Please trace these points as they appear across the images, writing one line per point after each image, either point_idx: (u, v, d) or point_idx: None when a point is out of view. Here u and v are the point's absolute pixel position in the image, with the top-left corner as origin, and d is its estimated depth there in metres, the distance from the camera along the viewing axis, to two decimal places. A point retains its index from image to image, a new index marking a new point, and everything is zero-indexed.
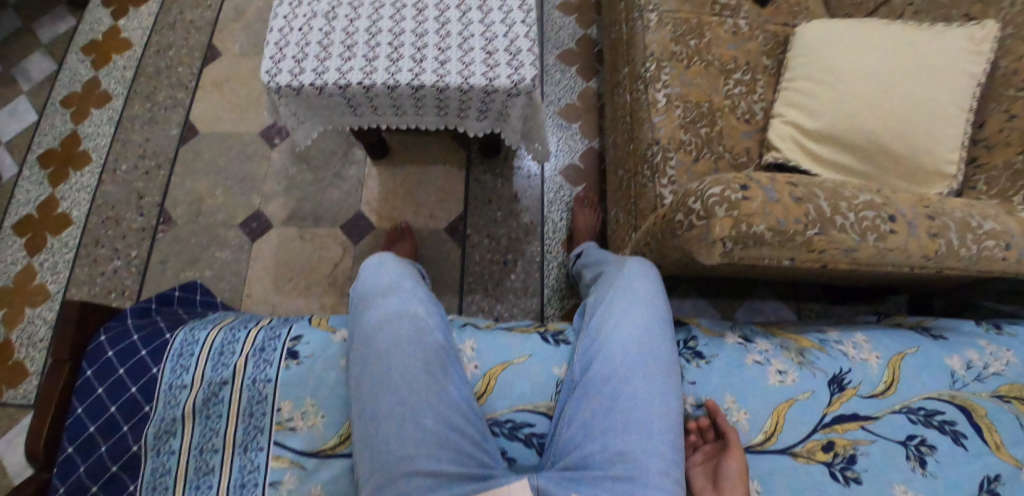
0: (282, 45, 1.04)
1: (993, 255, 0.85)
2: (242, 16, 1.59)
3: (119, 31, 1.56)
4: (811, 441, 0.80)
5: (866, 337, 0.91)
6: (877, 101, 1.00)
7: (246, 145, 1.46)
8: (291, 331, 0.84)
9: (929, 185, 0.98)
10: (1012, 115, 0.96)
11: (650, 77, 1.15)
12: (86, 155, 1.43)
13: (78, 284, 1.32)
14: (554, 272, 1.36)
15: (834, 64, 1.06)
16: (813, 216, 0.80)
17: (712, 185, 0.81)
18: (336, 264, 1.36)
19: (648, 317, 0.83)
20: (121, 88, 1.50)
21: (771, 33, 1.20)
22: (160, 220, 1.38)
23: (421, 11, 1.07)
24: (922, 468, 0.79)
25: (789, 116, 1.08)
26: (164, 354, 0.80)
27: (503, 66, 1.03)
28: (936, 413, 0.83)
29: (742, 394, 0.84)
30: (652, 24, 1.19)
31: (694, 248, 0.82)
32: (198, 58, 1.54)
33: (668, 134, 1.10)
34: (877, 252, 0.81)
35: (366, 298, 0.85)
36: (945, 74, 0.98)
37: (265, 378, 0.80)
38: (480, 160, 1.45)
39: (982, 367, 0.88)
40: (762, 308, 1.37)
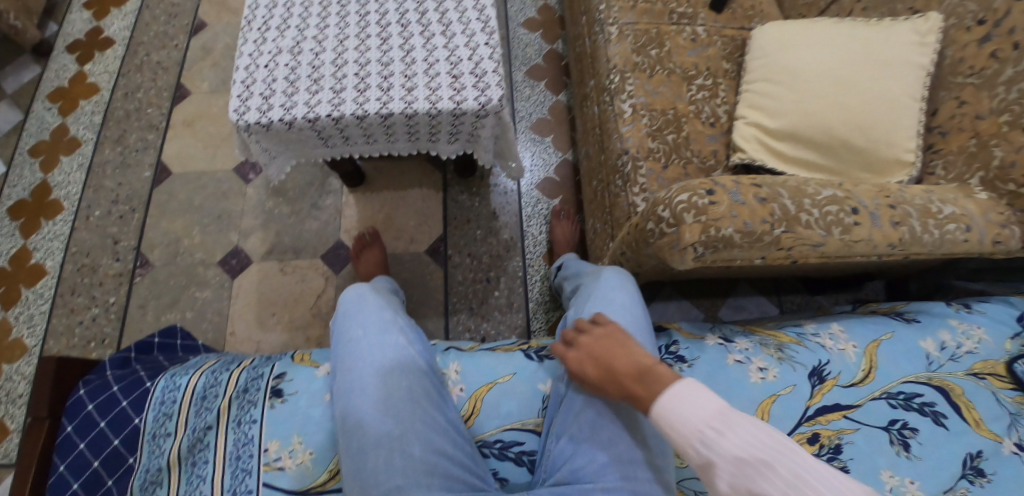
0: (249, 83, 1.05)
1: (955, 237, 0.88)
2: (210, 54, 1.59)
3: (85, 76, 1.56)
4: (797, 435, 0.82)
5: (842, 328, 0.94)
6: (834, 97, 1.03)
7: (221, 182, 1.46)
8: (274, 369, 0.85)
9: (890, 174, 1.01)
10: (962, 101, 0.99)
11: (615, 88, 1.18)
12: (58, 203, 1.42)
13: (56, 335, 1.30)
14: (537, 285, 1.37)
15: (791, 64, 1.09)
16: (778, 216, 0.82)
17: (680, 193, 0.83)
18: (319, 295, 1.36)
19: (629, 325, 0.84)
20: (91, 133, 1.49)
21: (728, 38, 1.24)
22: (137, 264, 1.37)
23: (385, 40, 1.09)
24: (906, 451, 0.81)
25: (751, 117, 1.11)
26: (145, 403, 0.80)
27: (470, 89, 1.04)
28: (915, 396, 0.85)
29: (726, 394, 0.85)
30: (613, 37, 1.22)
31: (667, 255, 0.84)
32: (168, 99, 1.54)
33: (636, 144, 1.12)
34: (844, 245, 0.84)
35: (348, 330, 0.85)
36: (896, 67, 1.02)
37: (250, 420, 0.80)
38: (456, 181, 1.47)
39: (955, 346, 0.91)
40: (745, 305, 1.38)
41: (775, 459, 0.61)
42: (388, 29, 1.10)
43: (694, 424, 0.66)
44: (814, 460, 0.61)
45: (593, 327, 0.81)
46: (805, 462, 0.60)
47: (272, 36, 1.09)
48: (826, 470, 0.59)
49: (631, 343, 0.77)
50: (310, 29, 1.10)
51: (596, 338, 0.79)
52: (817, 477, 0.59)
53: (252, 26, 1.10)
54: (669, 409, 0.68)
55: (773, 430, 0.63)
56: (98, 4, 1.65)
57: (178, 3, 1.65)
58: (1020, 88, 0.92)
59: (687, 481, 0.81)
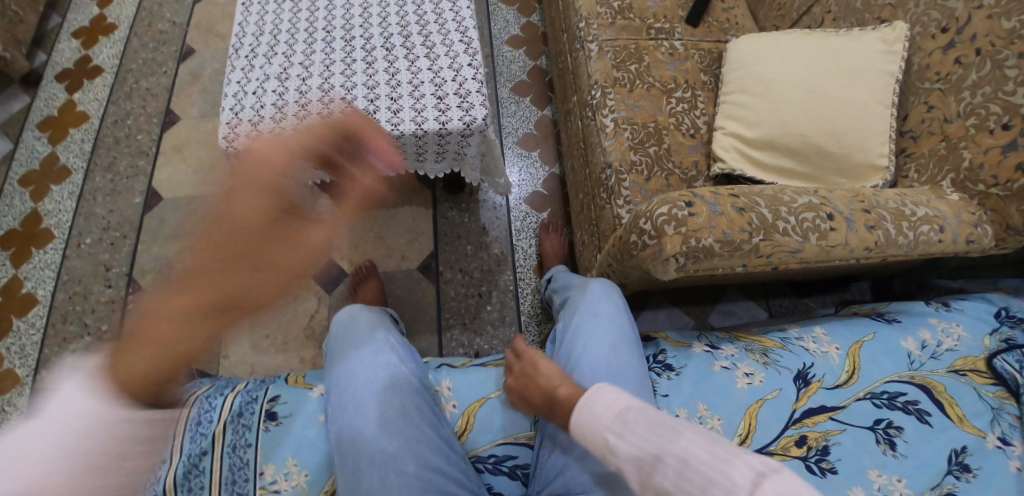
0: (238, 110, 1.07)
1: (930, 238, 0.91)
2: (198, 79, 1.61)
3: (75, 105, 1.57)
4: (785, 438, 0.84)
5: (825, 331, 0.96)
6: (809, 105, 1.07)
7: (212, 206, 1.47)
8: (268, 393, 0.88)
9: (866, 178, 1.05)
10: (931, 106, 1.03)
11: (597, 103, 1.21)
12: (49, 232, 1.42)
13: (49, 365, 1.30)
14: (529, 298, 1.39)
15: (766, 74, 1.12)
16: (756, 225, 0.85)
17: (660, 205, 0.87)
18: (312, 316, 1.37)
19: (615, 336, 0.89)
20: (80, 161, 1.50)
21: (706, 51, 1.27)
22: (130, 290, 1.38)
23: (371, 63, 1.11)
24: (891, 450, 0.83)
25: (730, 128, 1.14)
26: (142, 430, 0.80)
27: (455, 109, 1.07)
28: (898, 395, 0.87)
29: (714, 401, 0.87)
30: (593, 54, 1.25)
31: (650, 266, 0.87)
32: (157, 125, 1.55)
33: (619, 157, 1.15)
34: (821, 250, 0.87)
35: (341, 350, 0.87)
36: (867, 75, 1.05)
37: (245, 444, 0.83)
38: (445, 197, 1.49)
39: (936, 344, 0.93)
40: (734, 310, 1.40)
41: (662, 447, 0.62)
42: (373, 52, 1.12)
43: (596, 433, 0.68)
44: (703, 437, 0.61)
45: (513, 363, 0.86)
46: (691, 442, 0.61)
47: (260, 63, 1.11)
48: (713, 446, 0.60)
49: (537, 370, 0.81)
50: (297, 55, 1.12)
51: (513, 376, 0.84)
52: (703, 454, 0.59)
53: (240, 54, 1.12)
54: (578, 426, 0.70)
55: (662, 423, 0.64)
56: (86, 33, 1.66)
57: (166, 30, 1.67)
58: (985, 92, 0.95)
59: None
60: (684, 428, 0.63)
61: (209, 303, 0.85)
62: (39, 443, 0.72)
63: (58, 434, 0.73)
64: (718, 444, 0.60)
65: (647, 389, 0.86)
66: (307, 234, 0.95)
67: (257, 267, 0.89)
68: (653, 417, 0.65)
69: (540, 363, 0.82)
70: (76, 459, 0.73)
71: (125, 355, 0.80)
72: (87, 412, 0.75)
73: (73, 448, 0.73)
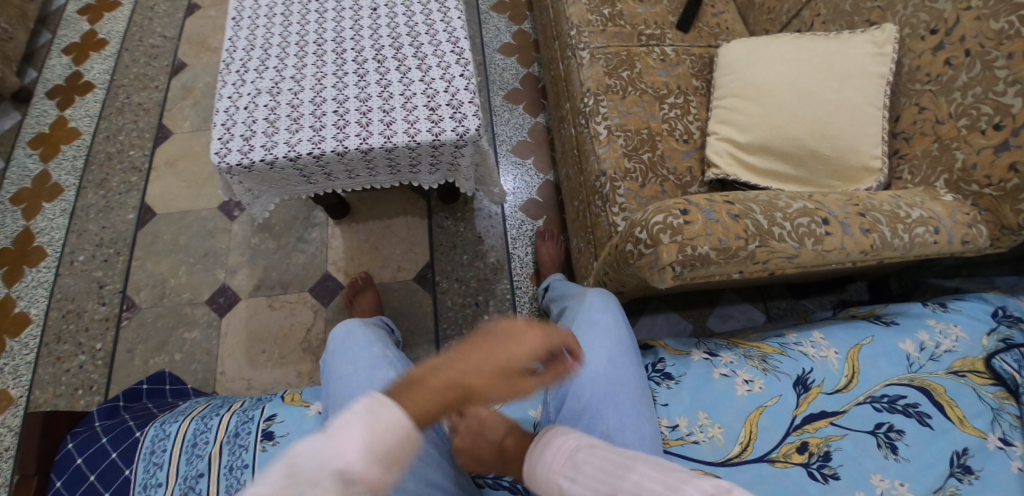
0: (230, 125, 1.06)
1: (925, 240, 0.91)
2: (190, 93, 1.60)
3: (66, 121, 1.56)
4: (786, 445, 0.83)
5: (823, 335, 0.96)
6: (800, 109, 1.07)
7: (205, 221, 1.46)
8: (265, 412, 0.87)
9: (860, 180, 1.05)
10: (922, 107, 1.03)
11: (590, 111, 1.21)
12: (41, 250, 1.41)
13: (43, 385, 1.29)
14: (526, 307, 1.39)
15: (757, 79, 1.12)
16: (752, 231, 0.86)
17: (655, 214, 0.87)
18: (308, 329, 1.36)
19: (613, 347, 0.90)
20: (72, 178, 1.49)
21: (696, 56, 1.27)
22: (124, 307, 1.37)
23: (363, 76, 1.11)
24: (894, 454, 0.82)
25: (723, 133, 1.14)
26: (135, 453, 0.82)
27: (447, 120, 1.07)
28: (899, 398, 0.87)
29: (714, 410, 0.87)
30: (585, 61, 1.25)
31: (647, 275, 0.88)
32: (150, 139, 1.54)
33: (613, 164, 1.15)
34: (817, 255, 0.88)
35: (339, 368, 0.88)
36: (858, 78, 1.05)
37: (241, 465, 0.80)
38: (440, 207, 1.48)
39: (934, 346, 0.93)
40: (733, 314, 1.39)
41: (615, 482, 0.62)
42: (365, 65, 1.12)
43: (552, 478, 0.68)
44: (652, 467, 0.62)
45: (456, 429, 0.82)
46: (642, 473, 0.61)
47: (251, 78, 1.11)
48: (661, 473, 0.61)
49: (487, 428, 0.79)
50: (288, 69, 1.12)
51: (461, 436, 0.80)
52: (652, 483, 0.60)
53: (230, 68, 1.12)
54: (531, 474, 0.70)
55: (612, 459, 0.64)
56: (77, 49, 1.65)
57: (157, 45, 1.66)
58: (975, 93, 0.96)
59: None
60: (633, 459, 0.63)
61: (462, 382, 0.65)
62: (354, 433, 0.59)
63: (379, 432, 0.60)
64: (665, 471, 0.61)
65: (646, 398, 0.86)
66: (519, 352, 0.67)
67: (508, 368, 0.66)
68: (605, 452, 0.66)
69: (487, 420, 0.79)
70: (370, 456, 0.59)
71: (427, 381, 0.65)
72: (403, 422, 0.61)
73: (382, 448, 0.59)
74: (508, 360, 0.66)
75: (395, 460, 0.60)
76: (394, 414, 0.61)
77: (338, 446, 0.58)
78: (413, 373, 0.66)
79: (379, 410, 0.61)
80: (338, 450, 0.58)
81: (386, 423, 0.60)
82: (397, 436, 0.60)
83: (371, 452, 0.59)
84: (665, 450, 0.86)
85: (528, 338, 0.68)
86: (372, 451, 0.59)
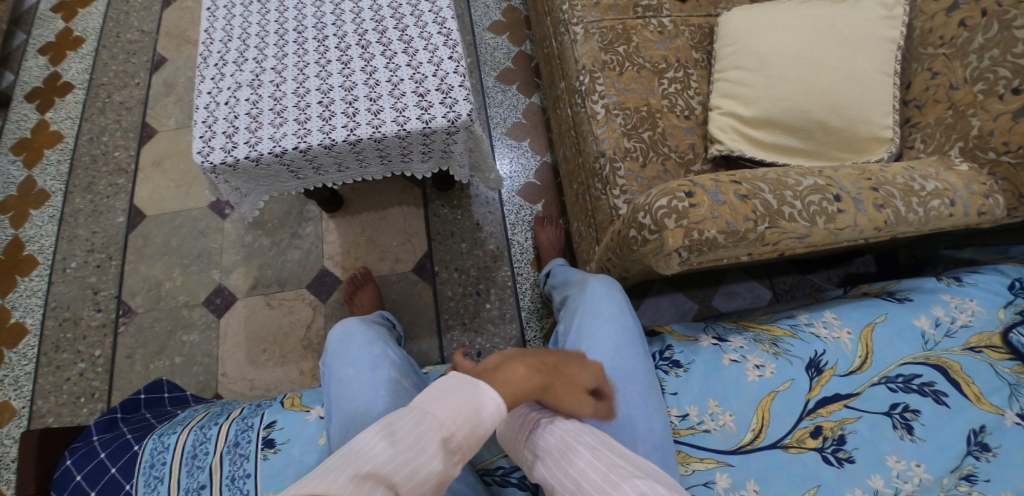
0: (211, 122, 1.02)
1: (941, 213, 0.87)
2: (173, 89, 1.56)
3: (48, 125, 1.51)
4: (799, 430, 0.81)
5: (835, 314, 0.93)
6: (807, 78, 1.02)
7: (197, 220, 1.43)
8: (264, 419, 0.85)
9: (870, 152, 1.01)
10: (935, 72, 0.99)
11: (586, 89, 1.16)
12: (33, 258, 1.38)
13: (44, 394, 1.27)
14: (528, 293, 1.36)
15: (759, 49, 1.07)
16: (761, 212, 0.83)
17: (659, 197, 0.84)
18: (308, 327, 1.34)
19: (618, 336, 0.87)
20: (59, 183, 1.45)
21: (695, 27, 1.21)
22: (120, 313, 1.35)
23: (346, 64, 1.07)
24: (910, 434, 0.80)
25: (726, 108, 1.09)
26: (135, 467, 0.81)
27: (437, 106, 1.03)
28: (914, 378, 0.84)
29: (724, 397, 0.84)
30: (579, 37, 1.19)
31: (652, 261, 0.85)
32: (134, 139, 1.50)
33: (612, 145, 1.11)
34: (829, 234, 0.84)
35: (338, 371, 0.85)
36: (868, 45, 1.00)
37: (244, 474, 0.80)
38: (436, 195, 1.44)
39: (950, 321, 0.90)
40: (738, 291, 1.36)
41: (567, 467, 0.66)
42: (348, 51, 1.08)
43: (516, 449, 0.71)
44: (599, 449, 0.67)
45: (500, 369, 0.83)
46: (592, 459, 0.66)
47: (230, 71, 1.06)
48: (608, 459, 0.66)
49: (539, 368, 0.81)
50: (268, 59, 1.07)
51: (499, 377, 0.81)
52: (595, 474, 0.65)
53: (208, 62, 1.07)
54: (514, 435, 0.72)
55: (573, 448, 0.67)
56: (53, 49, 1.60)
57: (135, 40, 1.61)
58: (993, 55, 0.91)
59: (693, 488, 0.79)
60: (588, 441, 0.68)
61: (546, 371, 0.68)
62: (451, 407, 0.61)
63: (472, 408, 0.61)
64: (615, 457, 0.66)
65: (654, 388, 0.83)
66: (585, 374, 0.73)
67: (578, 381, 0.72)
68: (565, 430, 0.69)
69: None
70: (466, 427, 0.61)
71: (514, 363, 0.66)
72: (498, 400, 0.63)
73: (478, 424, 0.61)
74: (576, 376, 0.72)
75: (484, 436, 0.61)
76: (490, 393, 0.62)
77: (435, 419, 0.60)
78: (497, 353, 0.67)
79: (475, 388, 0.62)
80: (439, 422, 0.60)
81: (481, 398, 0.62)
82: (490, 413, 0.62)
83: (469, 426, 0.61)
84: (675, 439, 0.84)
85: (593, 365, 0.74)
86: (469, 426, 0.61)
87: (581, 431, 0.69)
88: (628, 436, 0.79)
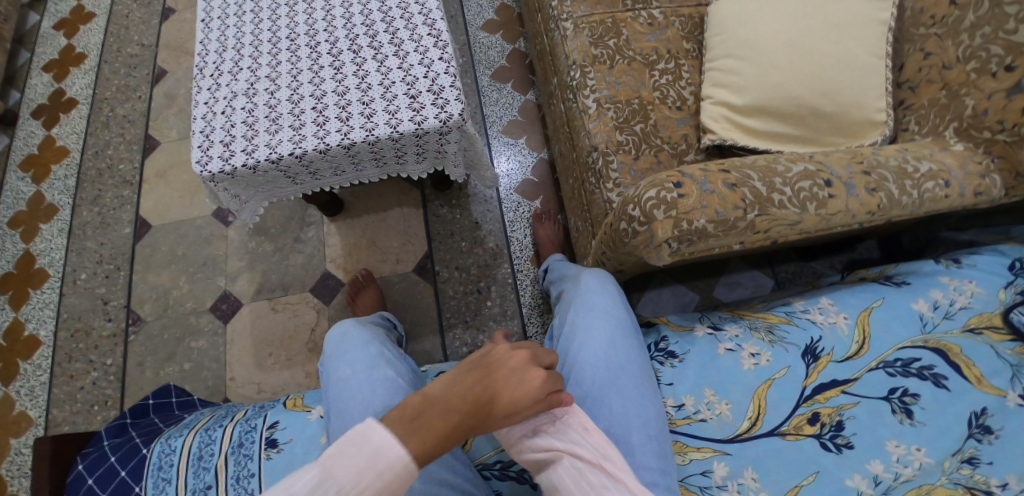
0: (209, 132, 1.04)
1: (935, 194, 0.86)
2: (174, 100, 1.58)
3: (54, 140, 1.55)
4: (796, 417, 0.81)
5: (831, 300, 0.92)
6: (797, 64, 1.01)
7: (202, 229, 1.45)
8: (267, 420, 0.87)
9: (864, 135, 1.00)
10: (928, 53, 0.98)
11: (577, 84, 1.16)
12: (44, 271, 1.42)
13: (59, 404, 1.30)
14: (529, 289, 1.37)
15: (749, 37, 1.06)
16: (750, 200, 0.83)
17: (648, 189, 0.84)
18: (313, 329, 1.36)
19: (612, 330, 0.87)
20: (67, 197, 1.48)
21: (686, 17, 1.21)
22: (130, 321, 1.37)
23: (339, 69, 1.08)
24: (909, 418, 0.79)
25: (717, 97, 1.08)
26: (143, 470, 0.83)
27: (429, 107, 1.04)
28: (913, 361, 0.83)
29: (720, 386, 0.84)
30: (569, 33, 1.20)
31: (643, 253, 0.85)
32: (138, 151, 1.53)
33: (605, 139, 1.11)
34: (821, 220, 0.84)
35: (335, 371, 0.87)
36: (858, 28, 1.00)
37: (248, 473, 0.82)
38: (435, 195, 1.45)
39: (949, 304, 0.89)
40: (740, 281, 1.35)
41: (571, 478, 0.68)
42: (340, 56, 1.09)
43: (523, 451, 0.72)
44: (584, 454, 0.69)
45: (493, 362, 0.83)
46: (575, 466, 0.68)
47: (226, 81, 1.08)
48: (591, 465, 0.68)
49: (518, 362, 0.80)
50: (263, 68, 1.09)
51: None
52: (573, 482, 0.68)
53: (204, 73, 1.09)
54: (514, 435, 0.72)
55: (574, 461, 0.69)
56: (57, 66, 1.63)
57: (136, 54, 1.63)
58: (984, 33, 0.91)
59: (690, 477, 0.80)
60: (574, 444, 0.70)
61: (469, 412, 0.64)
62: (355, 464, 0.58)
63: (379, 461, 0.59)
64: (597, 463, 0.68)
65: (649, 379, 0.83)
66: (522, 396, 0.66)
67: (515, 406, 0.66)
68: (549, 432, 0.71)
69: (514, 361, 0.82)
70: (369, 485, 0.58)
71: (431, 412, 0.63)
72: (406, 460, 0.60)
73: (385, 481, 0.59)
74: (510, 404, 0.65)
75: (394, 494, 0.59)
76: (396, 451, 0.59)
77: (337, 480, 0.58)
78: (415, 399, 0.64)
79: (383, 446, 0.59)
80: (340, 483, 0.57)
81: (388, 461, 0.59)
82: (398, 473, 0.59)
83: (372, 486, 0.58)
84: (672, 430, 0.84)
85: (536, 380, 0.67)
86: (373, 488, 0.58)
87: (565, 431, 0.71)
88: (622, 426, 0.79)
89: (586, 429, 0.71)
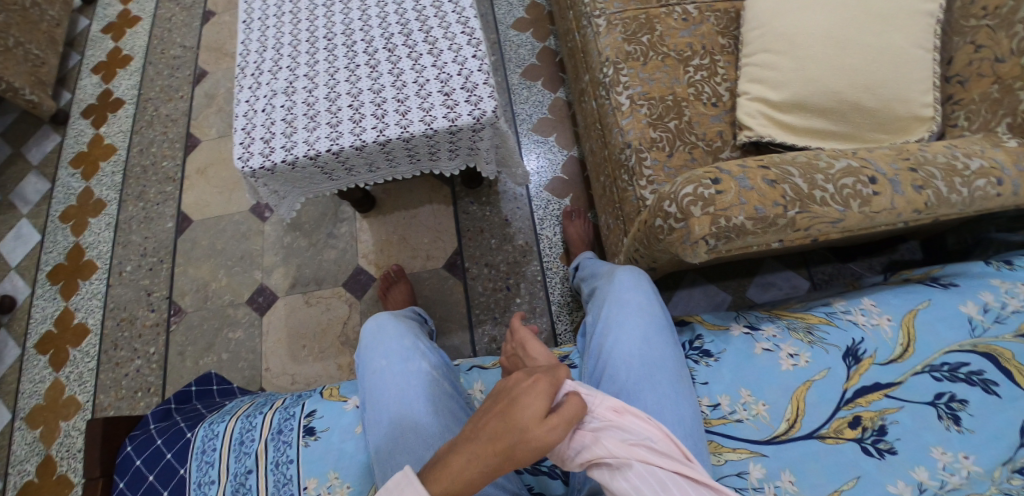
0: (250, 129, 1.06)
1: (987, 192, 0.82)
2: (214, 100, 1.63)
3: (102, 138, 1.61)
4: (837, 420, 0.79)
5: (874, 301, 0.89)
6: (839, 58, 0.98)
7: (239, 224, 1.49)
8: (305, 408, 0.88)
9: (911, 131, 0.97)
10: (979, 45, 0.94)
11: (610, 81, 1.15)
12: (92, 263, 1.47)
13: (105, 389, 1.35)
14: (558, 287, 1.36)
15: (787, 32, 1.03)
16: (790, 196, 0.81)
17: (685, 185, 0.83)
18: (345, 322, 1.39)
19: (645, 328, 0.86)
20: (113, 193, 1.54)
21: (721, 12, 1.19)
22: (171, 312, 1.42)
23: (374, 67, 1.09)
24: (957, 425, 0.76)
25: (755, 93, 1.06)
26: (188, 453, 0.86)
27: (463, 104, 1.04)
28: (960, 366, 0.80)
29: (756, 386, 0.83)
30: (602, 29, 1.19)
31: (679, 249, 0.84)
32: (180, 149, 1.58)
33: (638, 135, 1.10)
34: (864, 217, 0.81)
35: (370, 363, 0.88)
36: (903, 21, 0.97)
37: (287, 460, 0.83)
38: (465, 192, 1.46)
39: (1000, 307, 0.84)
40: (774, 282, 1.32)
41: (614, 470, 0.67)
42: (376, 55, 1.10)
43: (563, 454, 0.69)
44: (620, 440, 0.68)
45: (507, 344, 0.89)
46: (614, 460, 0.67)
47: (266, 79, 1.10)
48: (629, 453, 0.67)
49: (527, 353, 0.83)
50: (301, 67, 1.11)
51: (506, 358, 0.87)
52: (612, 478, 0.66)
53: (246, 72, 1.12)
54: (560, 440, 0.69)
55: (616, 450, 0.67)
56: (105, 68, 1.70)
57: (178, 55, 1.69)
58: None
59: (726, 479, 0.78)
60: (608, 430, 0.68)
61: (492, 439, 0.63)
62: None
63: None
64: (633, 448, 0.67)
65: (685, 377, 0.82)
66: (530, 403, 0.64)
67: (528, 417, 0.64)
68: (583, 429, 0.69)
69: (529, 345, 0.84)
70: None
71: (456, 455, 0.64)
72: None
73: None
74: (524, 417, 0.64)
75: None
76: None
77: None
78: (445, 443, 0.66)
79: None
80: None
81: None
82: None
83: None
84: (707, 429, 0.83)
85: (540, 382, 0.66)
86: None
87: (598, 422, 0.69)
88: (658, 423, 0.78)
89: (615, 412, 0.69)
